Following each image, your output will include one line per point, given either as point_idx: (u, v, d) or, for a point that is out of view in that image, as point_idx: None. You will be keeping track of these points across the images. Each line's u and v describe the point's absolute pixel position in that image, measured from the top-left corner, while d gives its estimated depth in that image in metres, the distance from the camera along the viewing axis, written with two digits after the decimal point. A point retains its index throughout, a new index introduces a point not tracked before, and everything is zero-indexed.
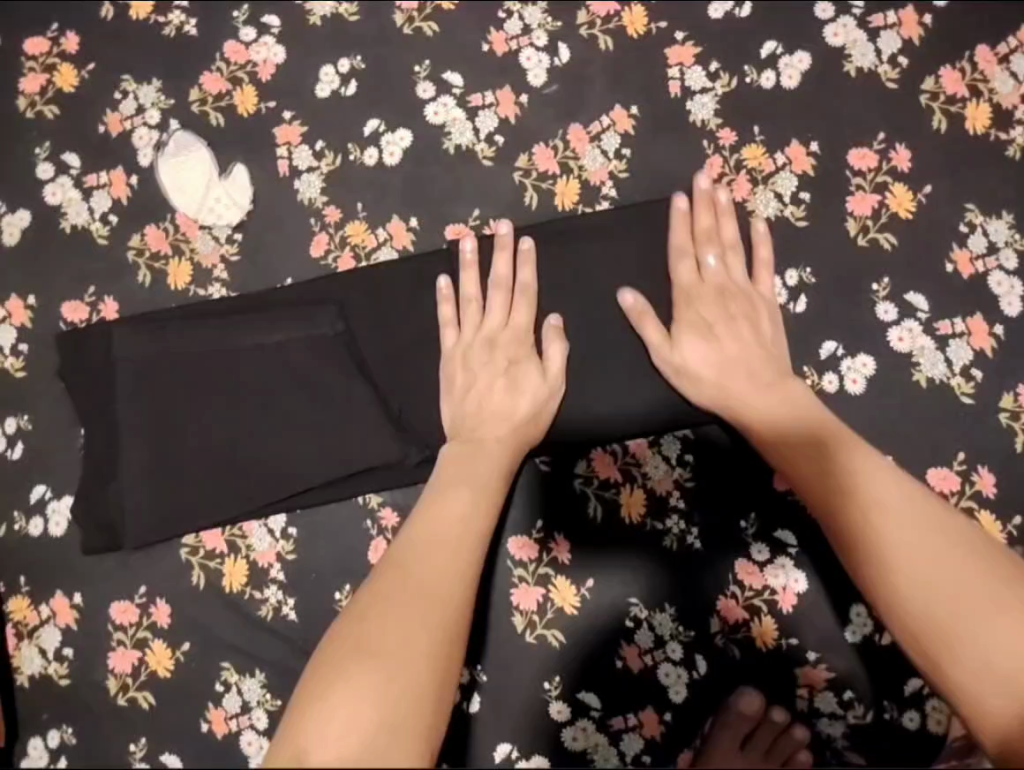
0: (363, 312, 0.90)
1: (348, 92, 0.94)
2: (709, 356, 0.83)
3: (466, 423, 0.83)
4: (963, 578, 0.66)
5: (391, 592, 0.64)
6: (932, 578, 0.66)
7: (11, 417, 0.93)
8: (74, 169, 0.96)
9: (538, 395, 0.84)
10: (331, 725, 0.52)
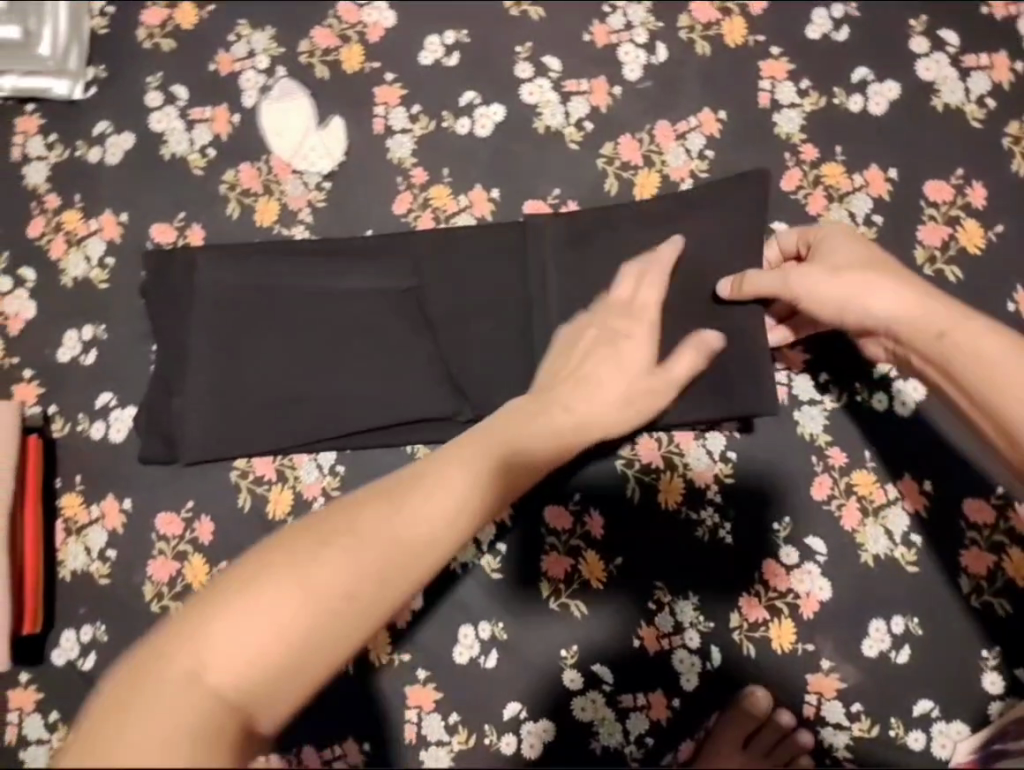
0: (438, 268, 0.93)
1: (450, 63, 0.99)
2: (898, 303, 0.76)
3: None
4: None
5: (334, 525, 0.54)
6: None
7: (89, 325, 0.97)
8: (180, 101, 1.00)
9: (607, 395, 0.72)
10: (224, 648, 0.47)
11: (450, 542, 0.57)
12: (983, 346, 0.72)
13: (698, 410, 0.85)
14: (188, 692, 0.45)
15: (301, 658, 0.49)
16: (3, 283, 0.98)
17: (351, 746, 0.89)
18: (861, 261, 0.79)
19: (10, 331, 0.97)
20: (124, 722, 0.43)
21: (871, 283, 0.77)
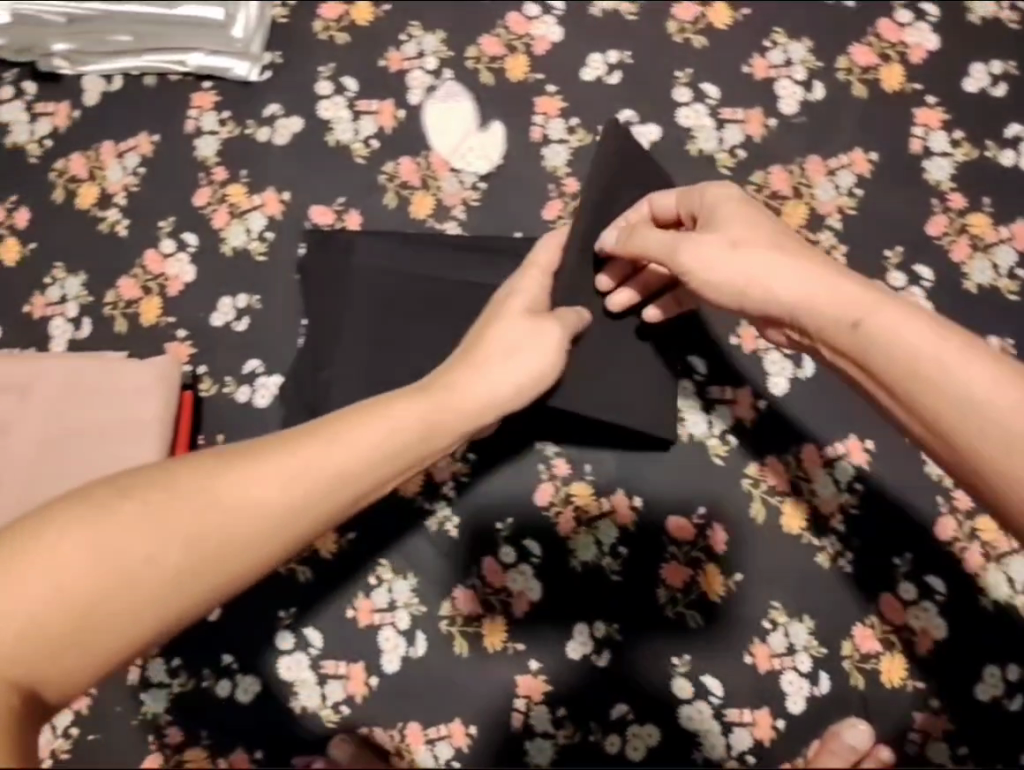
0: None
1: (611, 81, 1.02)
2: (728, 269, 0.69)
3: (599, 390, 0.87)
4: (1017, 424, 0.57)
5: (245, 464, 0.59)
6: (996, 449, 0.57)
7: (244, 294, 1.02)
8: (349, 93, 1.05)
9: (520, 372, 0.73)
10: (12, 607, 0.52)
11: (357, 486, 0.62)
12: (921, 344, 0.61)
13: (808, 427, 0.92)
14: (134, 570, 0.54)
15: (237, 558, 0.57)
16: (166, 246, 1.03)
17: (458, 728, 0.93)
18: (761, 236, 0.71)
19: (170, 292, 1.02)
20: (61, 577, 0.53)
21: (837, 284, 0.66)
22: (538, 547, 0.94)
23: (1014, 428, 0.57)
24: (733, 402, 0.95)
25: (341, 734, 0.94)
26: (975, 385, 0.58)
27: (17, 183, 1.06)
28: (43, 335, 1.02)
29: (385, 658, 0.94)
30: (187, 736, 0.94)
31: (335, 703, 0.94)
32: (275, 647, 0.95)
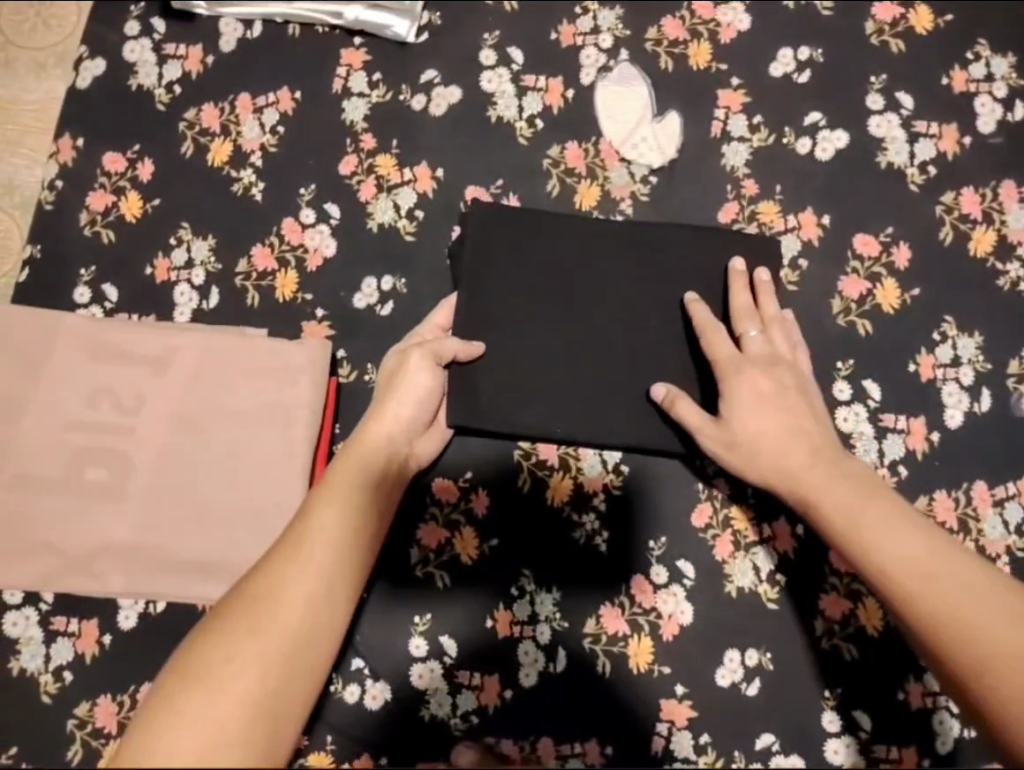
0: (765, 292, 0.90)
1: (800, 80, 0.96)
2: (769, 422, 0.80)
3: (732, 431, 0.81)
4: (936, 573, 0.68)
5: (271, 581, 0.59)
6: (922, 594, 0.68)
7: (389, 276, 0.95)
8: (515, 65, 0.97)
9: (415, 393, 0.82)
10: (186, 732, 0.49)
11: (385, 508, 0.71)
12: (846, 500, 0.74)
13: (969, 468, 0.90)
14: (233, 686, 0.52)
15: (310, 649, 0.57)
16: (306, 215, 0.96)
17: (592, 747, 0.89)
18: (784, 370, 0.82)
19: (307, 266, 0.95)
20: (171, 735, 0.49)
21: (790, 441, 0.79)
22: (691, 569, 0.91)
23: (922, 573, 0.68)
24: (906, 433, 0.90)
25: (467, 743, 0.89)
26: (896, 534, 0.71)
27: (142, 131, 0.97)
28: (166, 302, 0.94)
29: (522, 671, 0.90)
30: (311, 741, 0.89)
31: (464, 714, 0.90)
32: (408, 654, 0.90)
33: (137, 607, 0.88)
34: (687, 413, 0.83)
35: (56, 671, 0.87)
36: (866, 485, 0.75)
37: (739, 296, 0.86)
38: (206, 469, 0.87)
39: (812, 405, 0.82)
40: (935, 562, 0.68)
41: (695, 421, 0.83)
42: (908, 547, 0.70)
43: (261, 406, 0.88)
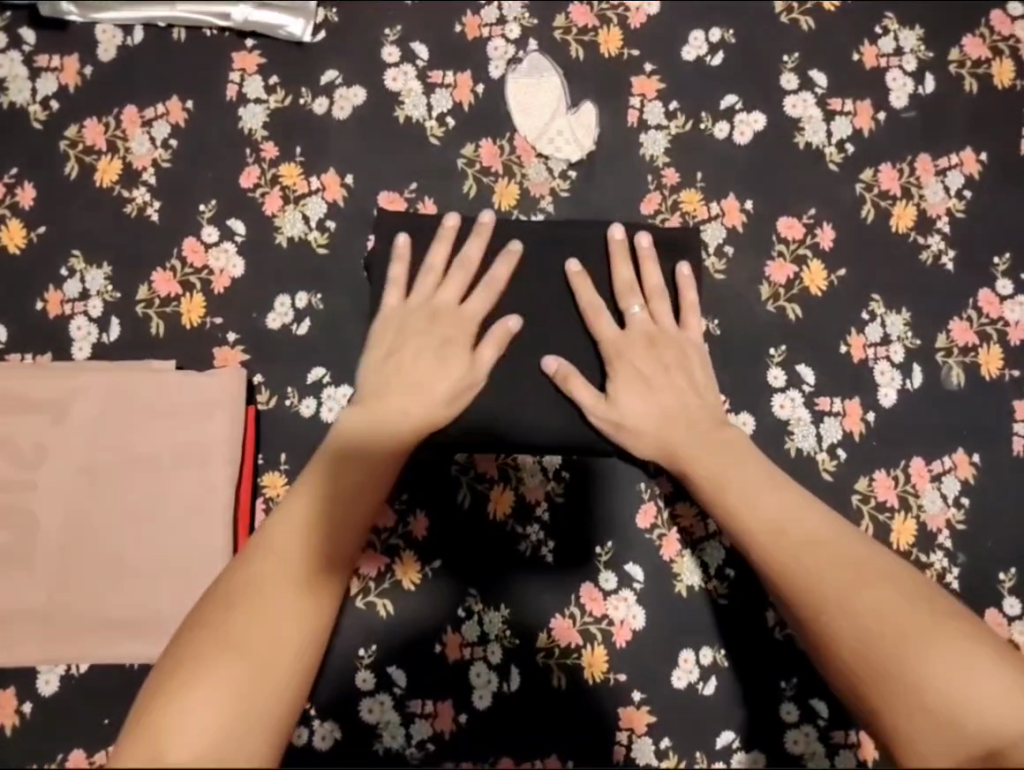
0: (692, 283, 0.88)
1: (713, 63, 0.94)
2: (648, 407, 0.82)
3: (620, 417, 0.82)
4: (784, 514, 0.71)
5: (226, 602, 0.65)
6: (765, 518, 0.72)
7: (304, 292, 0.89)
8: (420, 62, 0.93)
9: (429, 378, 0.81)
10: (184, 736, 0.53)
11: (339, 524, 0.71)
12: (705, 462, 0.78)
13: (905, 444, 0.90)
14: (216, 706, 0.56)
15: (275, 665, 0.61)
16: (209, 233, 0.89)
17: (553, 762, 0.87)
18: (662, 343, 0.84)
19: (215, 288, 0.88)
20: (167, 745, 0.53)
21: (669, 425, 0.81)
22: (640, 571, 0.89)
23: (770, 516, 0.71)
24: (842, 415, 0.90)
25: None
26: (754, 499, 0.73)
27: (20, 154, 0.89)
28: (60, 338, 0.86)
29: (476, 694, 0.87)
30: None
31: (419, 743, 0.87)
32: (355, 689, 0.86)
33: (57, 671, 0.83)
34: (580, 389, 0.82)
35: None
36: (734, 457, 0.77)
37: (622, 271, 0.86)
38: (117, 517, 0.80)
39: (692, 376, 0.84)
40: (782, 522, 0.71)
41: (588, 401, 0.82)
42: (767, 508, 0.72)
43: (175, 442, 0.82)
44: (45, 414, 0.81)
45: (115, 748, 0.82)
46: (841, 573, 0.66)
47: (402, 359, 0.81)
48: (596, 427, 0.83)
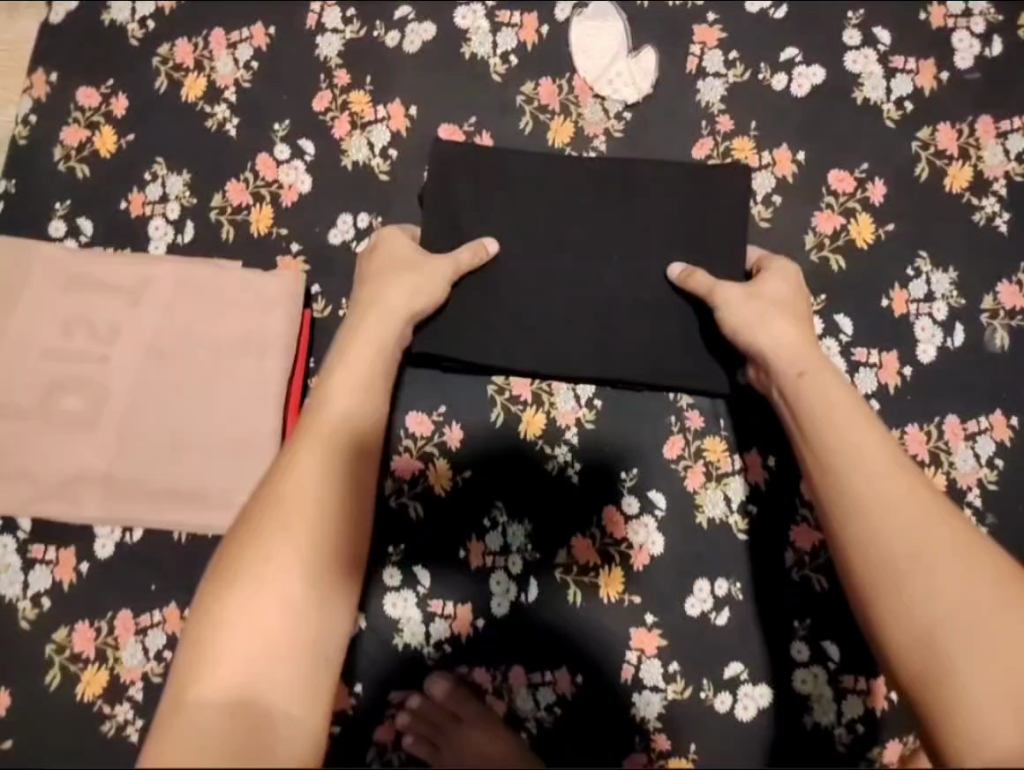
0: (740, 226, 0.88)
1: (777, 15, 0.96)
2: (792, 330, 0.79)
3: (779, 343, 0.78)
4: (893, 480, 0.67)
5: (254, 541, 0.62)
6: (870, 478, 0.67)
7: (365, 212, 0.94)
8: (490, 2, 0.97)
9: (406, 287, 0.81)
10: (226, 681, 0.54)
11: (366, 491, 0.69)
12: (832, 426, 0.71)
13: (939, 401, 0.90)
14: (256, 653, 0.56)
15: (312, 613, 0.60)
16: (281, 151, 0.95)
17: (563, 676, 0.90)
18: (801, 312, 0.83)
19: (283, 201, 0.94)
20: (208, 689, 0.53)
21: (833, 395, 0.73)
22: (662, 499, 0.91)
23: (881, 488, 0.67)
24: (879, 367, 0.91)
25: (438, 673, 0.90)
26: (861, 465, 0.68)
27: (119, 67, 0.97)
28: (141, 236, 0.93)
29: (494, 601, 0.91)
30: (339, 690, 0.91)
31: (437, 643, 0.91)
32: (382, 583, 0.91)
33: (113, 536, 0.87)
34: (703, 281, 0.84)
35: (34, 598, 0.87)
36: (852, 417, 0.71)
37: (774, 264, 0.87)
38: (179, 398, 0.86)
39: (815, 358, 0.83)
40: (898, 485, 0.66)
41: (712, 287, 0.83)
42: (869, 469, 0.68)
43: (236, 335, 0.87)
44: (121, 297, 0.88)
45: (160, 612, 0.86)
46: (956, 580, 0.62)
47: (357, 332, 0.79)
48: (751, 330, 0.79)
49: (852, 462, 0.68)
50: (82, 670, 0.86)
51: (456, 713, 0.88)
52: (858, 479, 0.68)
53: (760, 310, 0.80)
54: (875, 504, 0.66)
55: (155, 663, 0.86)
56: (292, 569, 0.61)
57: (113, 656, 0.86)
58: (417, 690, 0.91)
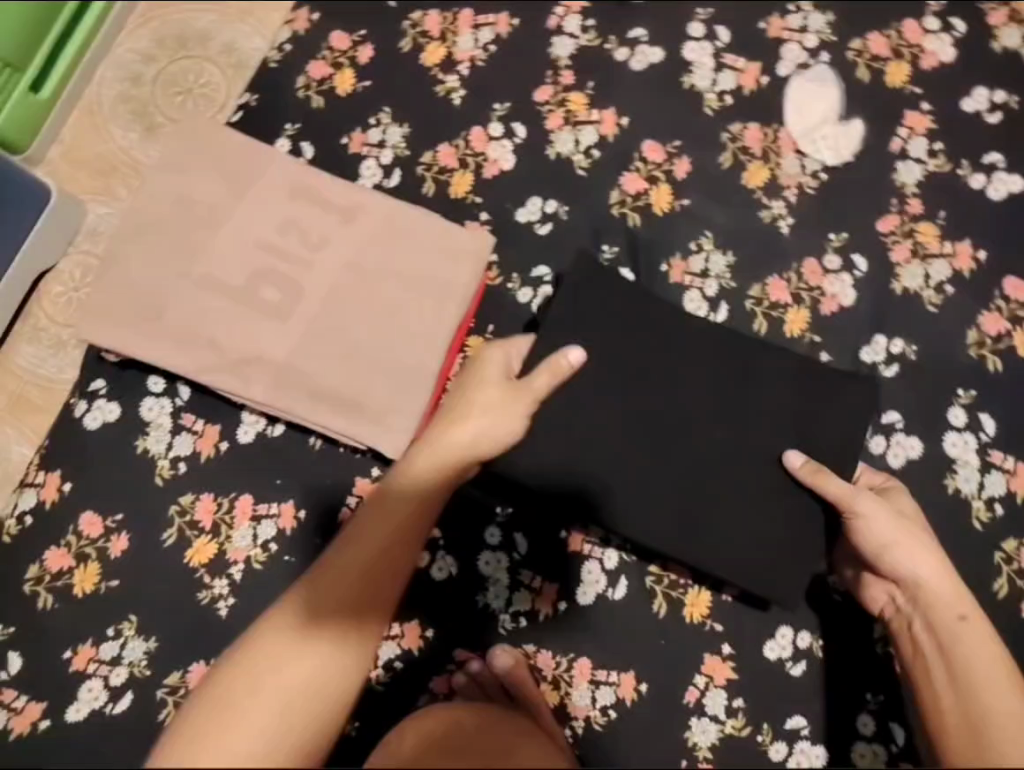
0: (881, 304, 0.96)
1: (989, 120, 0.99)
2: (927, 557, 0.82)
3: (891, 554, 0.82)
4: (991, 659, 0.77)
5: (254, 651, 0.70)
6: (976, 655, 0.78)
7: (555, 200, 1.01)
8: (720, 43, 1.02)
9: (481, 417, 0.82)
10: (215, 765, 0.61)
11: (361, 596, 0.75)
12: (944, 596, 0.80)
13: None
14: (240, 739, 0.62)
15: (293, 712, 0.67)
16: (495, 128, 1.02)
17: (628, 680, 0.92)
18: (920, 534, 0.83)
19: (485, 172, 1.02)
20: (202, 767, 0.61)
21: (946, 580, 0.81)
22: None
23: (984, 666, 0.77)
24: (1011, 474, 0.91)
25: (505, 645, 0.92)
26: (968, 631, 0.79)
27: (372, 21, 1.04)
28: (353, 170, 1.02)
29: (580, 589, 0.94)
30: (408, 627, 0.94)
31: (515, 613, 0.94)
32: (482, 539, 0.96)
33: (257, 424, 0.96)
34: (830, 484, 0.84)
35: (173, 459, 0.95)
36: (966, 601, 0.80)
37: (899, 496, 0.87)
38: (354, 317, 0.93)
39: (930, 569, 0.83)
40: (997, 666, 0.77)
41: (841, 491, 0.84)
42: (973, 646, 0.78)
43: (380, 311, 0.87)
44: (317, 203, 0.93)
45: (278, 505, 0.94)
46: None
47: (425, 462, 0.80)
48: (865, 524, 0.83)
49: (962, 634, 0.79)
50: (195, 537, 0.94)
51: (510, 691, 0.89)
52: (965, 653, 0.78)
53: (902, 529, 0.82)
54: (978, 674, 0.77)
55: (260, 551, 0.93)
56: (287, 664, 0.69)
57: (225, 533, 0.94)
58: (480, 655, 0.93)
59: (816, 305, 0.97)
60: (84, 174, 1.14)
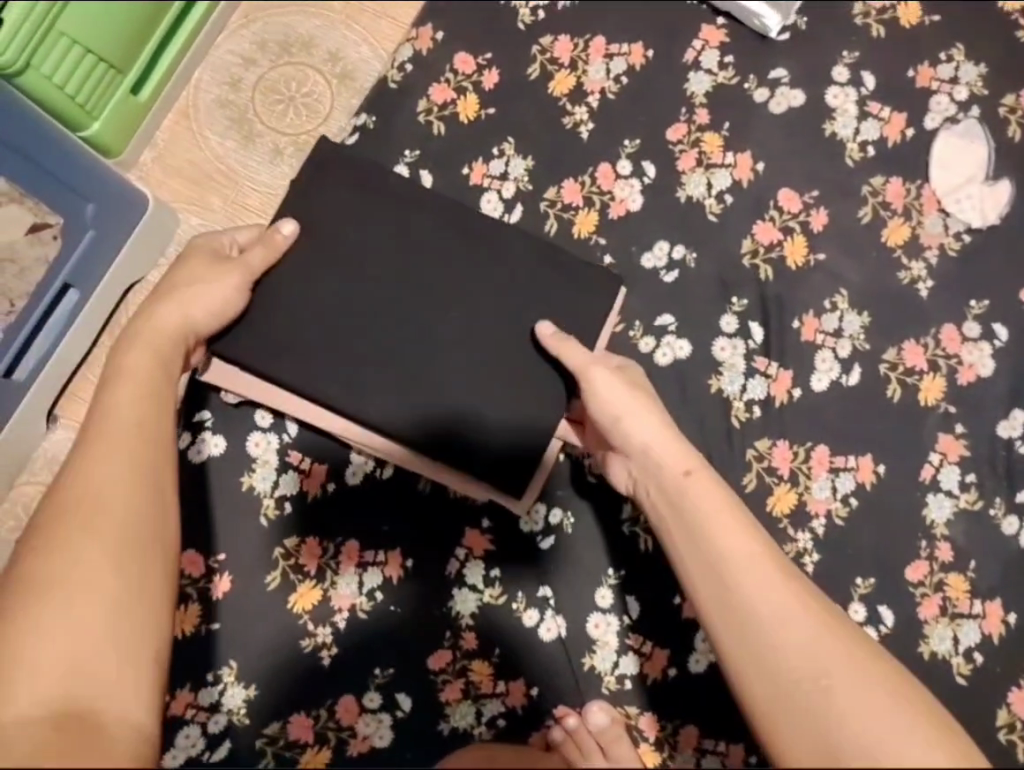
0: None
1: None
2: (658, 433, 0.76)
3: (672, 486, 0.74)
4: (750, 562, 0.67)
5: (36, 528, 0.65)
6: (740, 568, 0.67)
7: (682, 246, 0.96)
8: (865, 89, 0.98)
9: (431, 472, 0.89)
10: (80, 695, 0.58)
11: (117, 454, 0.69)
12: (731, 539, 0.68)
13: None
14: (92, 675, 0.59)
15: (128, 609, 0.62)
16: (623, 166, 0.98)
17: (737, 751, 0.88)
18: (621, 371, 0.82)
19: (611, 212, 0.97)
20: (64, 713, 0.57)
21: (714, 501, 0.71)
22: (892, 618, 0.89)
23: (757, 585, 0.66)
24: None
25: (600, 701, 0.86)
26: (716, 534, 0.69)
27: (498, 43, 1.01)
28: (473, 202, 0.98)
29: (693, 657, 0.90)
30: (509, 686, 0.90)
31: (621, 675, 0.91)
32: (592, 601, 0.92)
33: (364, 467, 0.95)
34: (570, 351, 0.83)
35: (278, 499, 0.94)
36: (707, 490, 0.72)
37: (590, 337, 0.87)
38: None
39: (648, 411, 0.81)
40: (763, 574, 0.66)
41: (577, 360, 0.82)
42: (755, 583, 0.66)
43: (422, 306, 0.87)
44: None
45: (384, 553, 0.93)
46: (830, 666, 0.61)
47: (163, 319, 0.80)
48: (657, 441, 0.76)
49: (730, 553, 0.68)
50: (300, 582, 0.92)
51: (605, 750, 0.82)
52: (731, 571, 0.67)
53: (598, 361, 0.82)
54: (750, 592, 0.65)
55: (365, 599, 0.92)
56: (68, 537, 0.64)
57: (330, 578, 0.92)
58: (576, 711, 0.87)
59: (952, 373, 0.93)
60: (178, 181, 1.09)
